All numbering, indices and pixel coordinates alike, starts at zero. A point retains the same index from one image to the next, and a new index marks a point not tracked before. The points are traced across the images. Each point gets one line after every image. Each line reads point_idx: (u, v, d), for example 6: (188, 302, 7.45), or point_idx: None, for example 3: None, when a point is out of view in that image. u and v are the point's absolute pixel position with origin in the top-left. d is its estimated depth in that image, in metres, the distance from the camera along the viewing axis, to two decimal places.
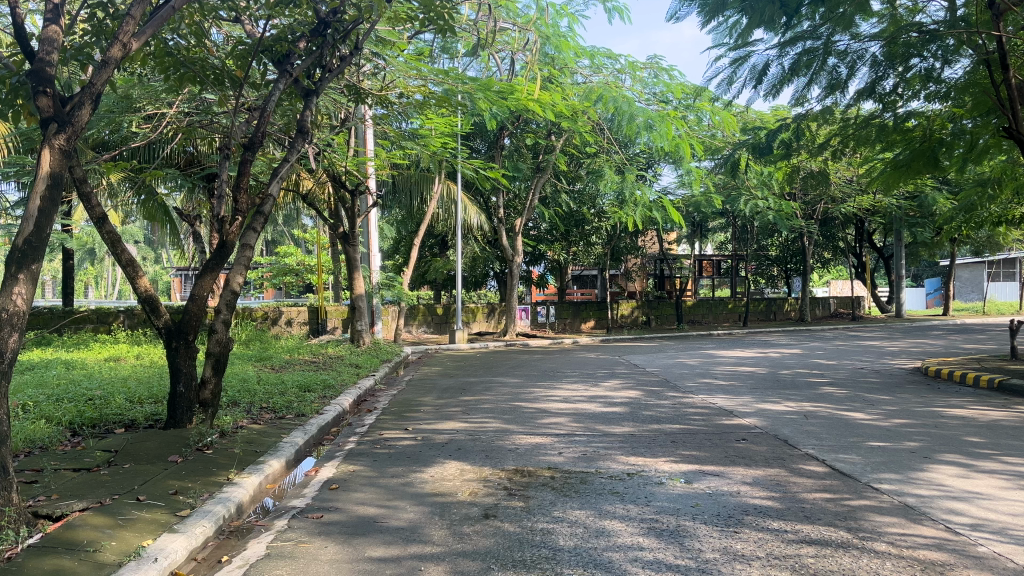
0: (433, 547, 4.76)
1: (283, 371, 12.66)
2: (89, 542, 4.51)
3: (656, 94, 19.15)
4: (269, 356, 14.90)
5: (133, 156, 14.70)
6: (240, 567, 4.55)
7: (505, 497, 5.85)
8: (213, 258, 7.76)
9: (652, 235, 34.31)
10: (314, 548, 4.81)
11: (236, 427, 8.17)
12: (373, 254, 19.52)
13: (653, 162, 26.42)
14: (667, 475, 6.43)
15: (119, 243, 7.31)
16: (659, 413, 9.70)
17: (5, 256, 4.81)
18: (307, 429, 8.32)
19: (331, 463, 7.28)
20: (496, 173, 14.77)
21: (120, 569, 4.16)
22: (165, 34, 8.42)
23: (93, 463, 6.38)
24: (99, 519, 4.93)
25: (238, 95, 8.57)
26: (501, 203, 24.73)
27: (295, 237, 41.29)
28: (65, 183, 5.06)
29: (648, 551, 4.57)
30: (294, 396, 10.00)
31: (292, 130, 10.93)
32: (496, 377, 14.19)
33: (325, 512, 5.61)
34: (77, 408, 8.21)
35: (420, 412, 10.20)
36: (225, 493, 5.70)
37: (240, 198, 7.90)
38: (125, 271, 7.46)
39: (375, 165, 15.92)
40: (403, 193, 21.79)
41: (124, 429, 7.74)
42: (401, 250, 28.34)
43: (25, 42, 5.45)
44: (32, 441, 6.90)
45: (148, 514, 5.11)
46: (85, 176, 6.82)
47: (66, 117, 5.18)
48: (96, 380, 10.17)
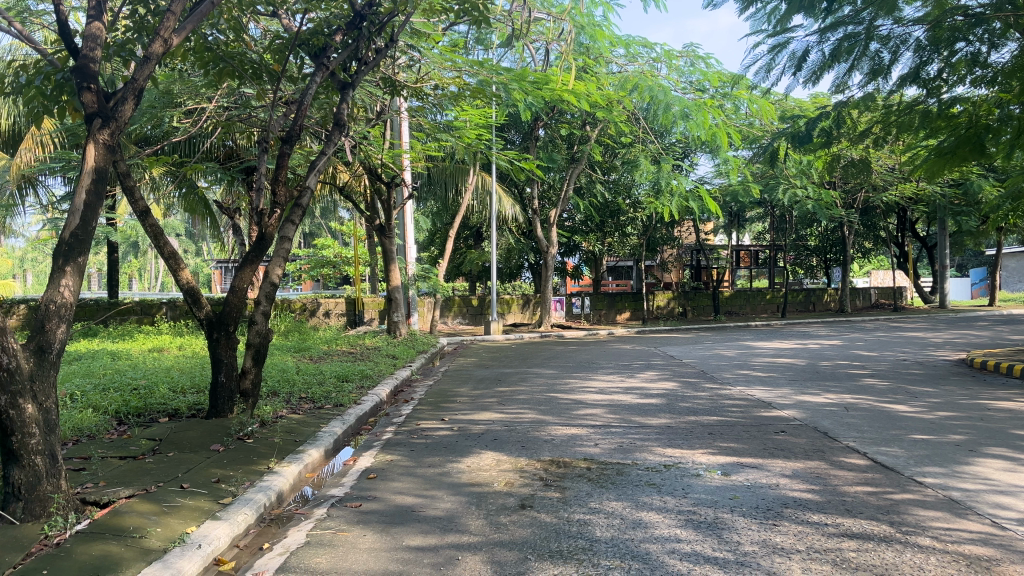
0: (470, 536, 4.79)
1: (322, 362, 12.80)
2: (135, 529, 4.62)
3: (692, 82, 18.91)
4: (308, 347, 15.12)
5: (175, 150, 14.95)
6: (281, 555, 4.62)
7: (541, 486, 5.86)
8: (253, 250, 7.81)
9: (688, 226, 34.00)
10: (353, 537, 4.87)
11: (276, 417, 8.30)
12: (409, 246, 19.63)
13: (690, 152, 26.17)
14: (705, 467, 6.38)
15: (161, 236, 7.43)
16: (697, 405, 9.63)
17: (53, 250, 4.93)
18: (345, 419, 8.42)
19: (369, 452, 7.35)
20: (531, 164, 14.73)
21: (166, 555, 4.25)
22: (204, 29, 8.55)
23: (139, 451, 6.53)
24: (145, 506, 5.05)
25: (276, 88, 8.62)
26: (536, 194, 24.65)
27: (331, 230, 41.72)
28: (110, 177, 5.16)
29: (686, 543, 4.55)
30: (332, 387, 10.13)
31: (328, 122, 11.04)
32: (532, 368, 14.21)
33: (364, 502, 5.67)
34: (123, 398, 8.40)
35: (456, 402, 10.28)
36: (266, 481, 5.80)
37: (278, 191, 7.98)
38: (167, 263, 7.59)
39: (411, 157, 16.01)
40: (438, 185, 21.87)
41: (167, 418, 7.90)
42: (436, 242, 28.49)
43: (69, 39, 5.56)
44: (80, 429, 7.08)
45: (192, 502, 5.21)
46: (129, 170, 6.93)
47: (110, 113, 5.27)
48: (141, 371, 10.40)
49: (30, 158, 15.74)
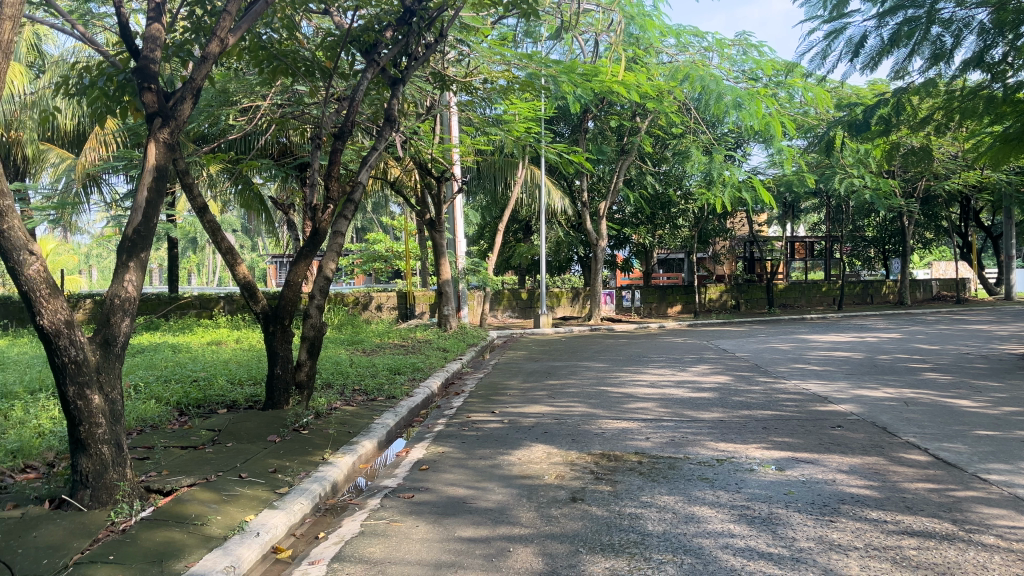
0: (521, 529, 4.81)
1: (374, 355, 12.98)
2: (197, 516, 4.76)
3: (745, 71, 18.59)
4: (361, 340, 15.35)
5: (231, 147, 15.29)
6: (335, 544, 4.71)
7: (592, 480, 5.85)
8: (307, 245, 7.94)
9: (740, 217, 33.51)
10: (406, 527, 4.93)
11: (330, 409, 8.45)
12: (459, 240, 19.73)
13: (743, 142, 25.74)
14: (759, 461, 6.29)
15: (218, 232, 7.61)
16: (750, 399, 9.49)
17: (117, 246, 5.11)
18: (397, 411, 8.52)
19: (421, 444, 7.43)
20: (581, 157, 14.67)
21: (226, 542, 4.37)
22: (258, 29, 8.71)
23: (199, 441, 6.72)
24: (206, 494, 5.19)
25: (329, 85, 8.74)
26: (586, 186, 24.54)
27: (382, 225, 42.20)
28: (171, 175, 5.30)
29: (740, 538, 4.49)
30: (384, 379, 10.26)
31: (379, 118, 11.16)
32: (582, 362, 14.18)
33: (416, 493, 5.74)
34: (184, 390, 8.65)
35: (507, 395, 10.32)
36: (321, 472, 5.91)
37: (331, 187, 8.10)
38: (225, 258, 7.77)
39: (461, 151, 16.08)
40: (487, 178, 21.94)
41: (226, 409, 8.11)
42: (486, 235, 28.60)
43: (130, 40, 5.71)
44: (144, 420, 7.31)
45: (250, 491, 5.35)
46: (188, 168, 7.12)
47: (169, 112, 5.41)
48: (201, 363, 10.69)
49: (95, 157, 16.29)
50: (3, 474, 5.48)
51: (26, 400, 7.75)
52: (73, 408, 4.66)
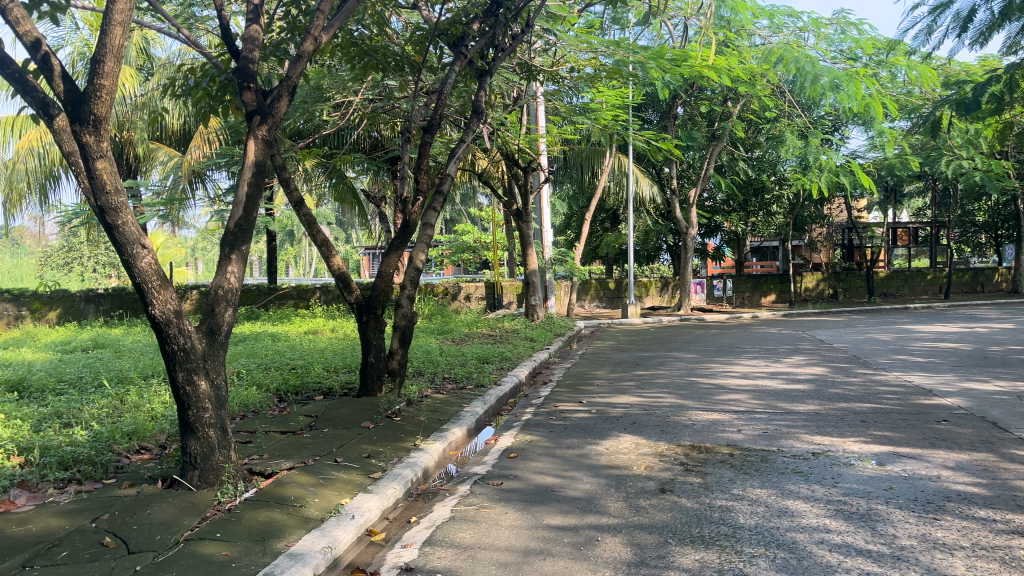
0: (610, 518, 4.80)
1: (463, 344, 13.16)
2: (296, 498, 4.96)
3: (843, 51, 17.85)
4: (450, 329, 15.59)
5: (326, 143, 15.75)
6: (427, 528, 4.83)
7: (682, 471, 5.79)
8: (398, 236, 8.12)
9: (839, 203, 32.27)
10: (496, 514, 5.00)
11: (421, 396, 8.63)
12: (546, 230, 19.75)
13: (841, 125, 24.76)
14: (857, 456, 6.08)
15: (314, 224, 7.87)
16: (848, 391, 9.16)
17: (220, 239, 5.36)
18: (486, 399, 8.63)
19: (509, 432, 7.51)
20: (670, 144, 14.42)
21: (323, 524, 4.55)
22: (350, 26, 8.93)
23: (298, 427, 6.98)
24: (304, 477, 5.40)
25: (418, 79, 8.88)
26: (675, 174, 24.13)
27: (471, 215, 42.62)
28: (269, 170, 5.51)
29: (836, 534, 4.36)
30: (473, 368, 10.41)
31: (467, 110, 11.27)
32: (672, 352, 13.99)
33: (505, 480, 5.81)
34: (283, 377, 9.00)
35: (595, 385, 10.30)
36: (412, 458, 6.05)
37: (421, 179, 8.24)
38: (320, 251, 8.02)
39: (548, 141, 16.07)
40: (575, 168, 21.87)
41: (322, 396, 8.40)
42: (573, 225, 28.52)
43: (230, 42, 5.96)
44: (246, 405, 7.65)
45: (345, 475, 5.53)
46: (284, 163, 7.37)
47: (267, 110, 5.62)
48: (299, 351, 11.09)
49: (199, 154, 17.12)
50: (119, 455, 5.84)
51: (139, 386, 8.22)
52: (181, 393, 4.92)
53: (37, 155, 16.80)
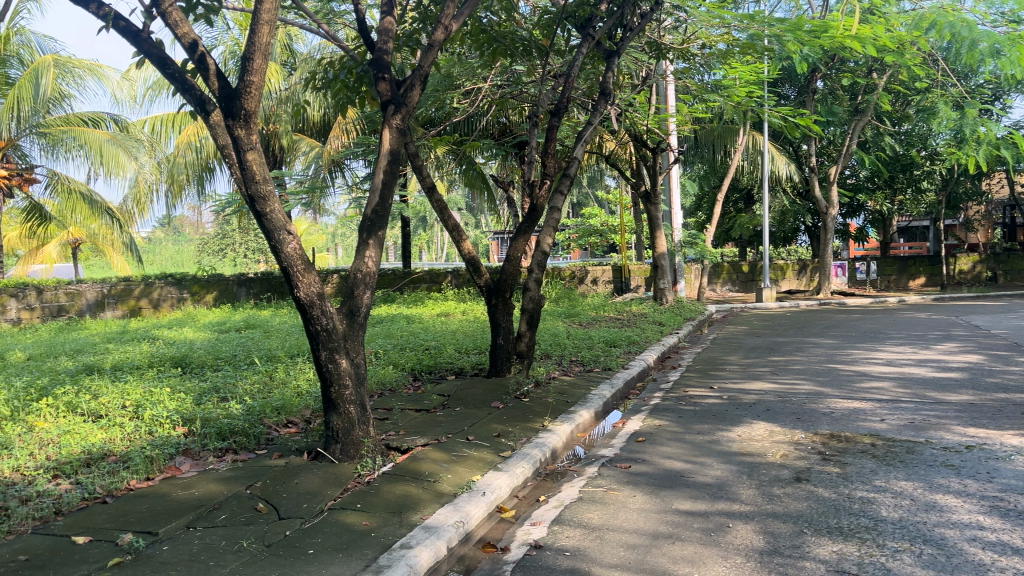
0: (741, 505, 4.70)
1: (591, 328, 13.16)
2: (430, 473, 5.16)
3: (1006, 12, 16.39)
4: (578, 313, 15.63)
5: (456, 129, 16.10)
6: (556, 508, 4.90)
7: (819, 461, 5.58)
8: (526, 221, 8.20)
9: (999, 178, 29.80)
10: (624, 496, 5.01)
11: (549, 378, 8.73)
12: (676, 211, 19.38)
13: (1002, 93, 22.81)
14: (1017, 450, 5.64)
15: (445, 210, 8.08)
16: (1007, 381, 8.50)
17: (358, 226, 5.61)
18: (614, 382, 8.62)
19: (637, 416, 7.46)
20: (808, 120, 13.77)
21: (456, 499, 4.70)
22: (479, 13, 9.05)
23: (431, 405, 7.24)
24: (438, 454, 5.60)
25: (545, 63, 8.89)
26: (814, 151, 23.03)
27: (598, 198, 42.40)
28: (403, 158, 5.71)
29: (991, 531, 4.08)
30: (601, 351, 10.40)
31: (595, 92, 11.21)
32: (810, 338, 13.43)
33: (634, 463, 5.80)
34: (417, 357, 9.34)
35: (727, 370, 10.06)
36: (541, 438, 6.14)
37: (548, 163, 8.28)
38: (451, 235, 8.23)
39: (678, 121, 15.72)
40: (706, 147, 21.32)
41: (454, 376, 8.66)
42: (704, 206, 27.82)
43: (366, 34, 6.20)
44: (383, 383, 7.99)
45: (476, 453, 5.69)
46: (417, 151, 7.61)
47: (401, 99, 5.82)
48: (432, 333, 11.46)
49: (338, 144, 17.96)
50: (270, 428, 6.25)
51: (286, 363, 8.77)
52: (325, 370, 5.21)
53: (194, 149, 18.07)
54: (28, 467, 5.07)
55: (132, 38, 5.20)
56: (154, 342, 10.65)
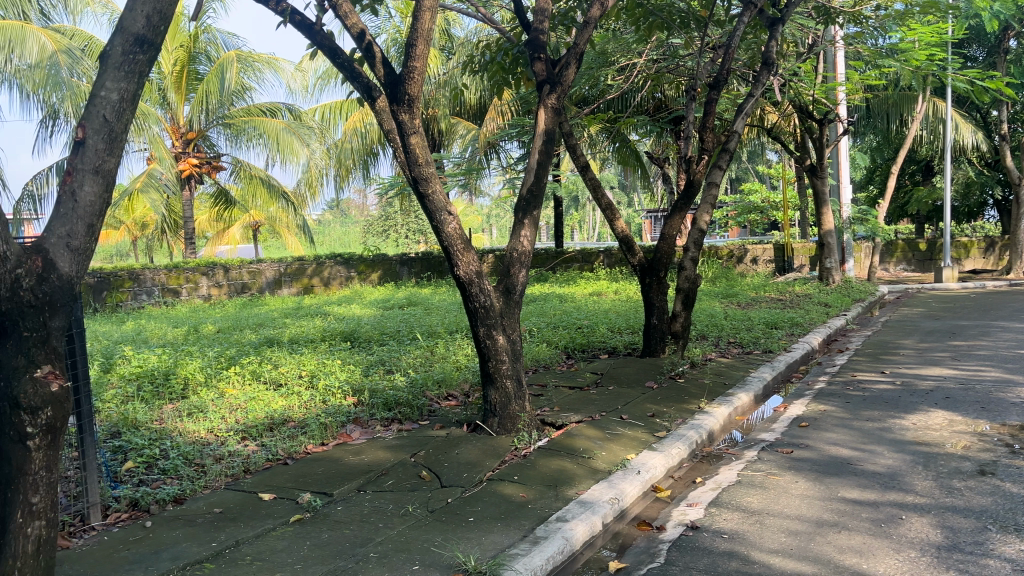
0: (916, 497, 4.42)
1: (750, 308, 12.73)
2: (584, 450, 5.21)
3: None
4: (736, 292, 15.14)
5: (610, 107, 15.96)
6: (712, 490, 4.81)
7: (1007, 454, 5.13)
8: (681, 198, 8.04)
9: None
10: (785, 482, 4.84)
11: (705, 359, 8.55)
12: (844, 186, 18.27)
13: None
14: None
15: (599, 188, 8.07)
16: None
17: (514, 206, 5.72)
18: (774, 365, 8.32)
19: (800, 401, 7.17)
20: (999, 82, 12.52)
21: (610, 476, 4.73)
22: None
23: (585, 383, 7.29)
24: (592, 431, 5.65)
25: (703, 35, 8.61)
26: (1005, 117, 20.94)
27: (759, 174, 40.68)
28: (558, 138, 5.75)
29: None
30: (761, 333, 10.05)
31: (756, 63, 10.74)
32: (998, 322, 12.31)
33: (796, 449, 5.58)
34: (571, 335, 9.42)
35: (900, 354, 9.43)
36: (697, 420, 6.03)
37: (706, 138, 8.05)
38: (605, 214, 8.21)
39: (848, 89, 14.76)
40: (879, 117, 19.92)
41: (607, 355, 8.67)
42: (877, 180, 26.04)
43: (522, 15, 6.27)
44: (538, 360, 8.14)
45: (630, 432, 5.68)
46: (571, 130, 7.63)
47: (556, 78, 5.85)
48: (585, 311, 11.50)
49: (494, 126, 18.28)
50: (431, 400, 6.55)
51: (446, 339, 9.12)
52: (483, 346, 5.38)
53: (360, 134, 19.02)
54: (221, 429, 5.59)
55: (306, 31, 5.53)
56: (326, 317, 11.38)
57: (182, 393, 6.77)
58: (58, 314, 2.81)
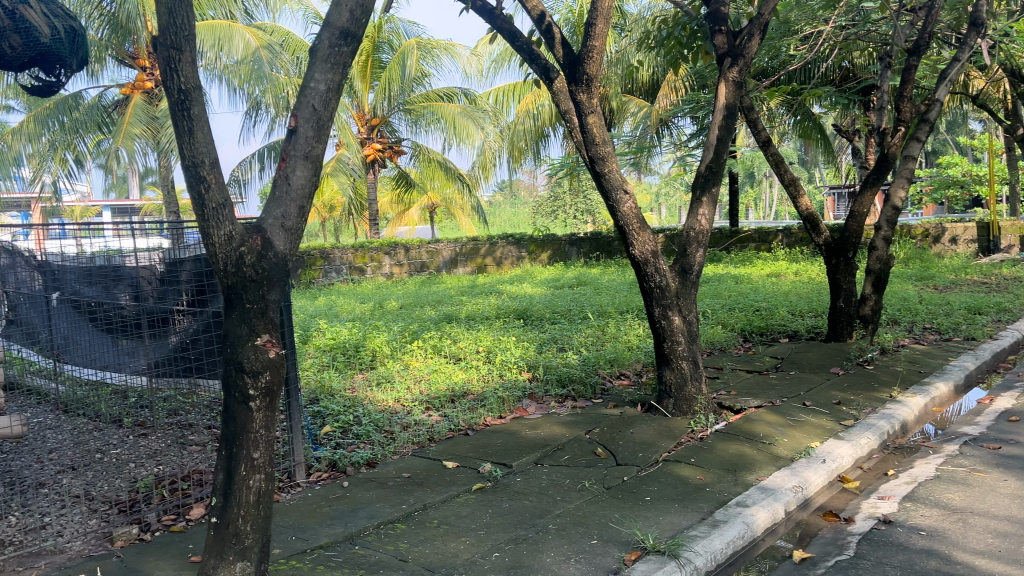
0: None
1: (949, 292, 11.71)
2: (765, 436, 5.06)
3: None
4: (933, 275, 13.97)
5: (791, 79, 15.14)
6: (907, 484, 4.52)
7: None
8: (873, 173, 7.52)
9: None
10: (992, 480, 4.46)
11: (897, 346, 8.00)
12: None
13: None
14: None
15: (781, 164, 7.72)
16: None
17: (692, 183, 5.61)
18: (978, 354, 7.64)
19: (1009, 393, 6.55)
20: None
21: (794, 464, 4.57)
22: None
23: (764, 366, 7.05)
24: (773, 416, 5.47)
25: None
26: None
27: (960, 145, 37.14)
28: (740, 112, 5.55)
29: None
30: (962, 319, 9.24)
31: (963, 23, 9.78)
32: None
33: (1004, 445, 5.12)
34: (748, 317, 9.12)
35: None
36: (889, 409, 5.68)
37: (903, 108, 7.47)
38: (787, 191, 7.85)
39: None
40: None
41: (787, 338, 8.32)
42: None
43: None
44: (713, 342, 7.96)
45: (815, 419, 5.44)
46: (752, 104, 7.34)
47: (738, 50, 5.64)
48: (763, 293, 11.07)
49: (667, 102, 17.89)
50: (604, 378, 6.59)
51: (617, 319, 9.10)
52: (658, 326, 5.34)
53: (532, 116, 19.26)
54: (407, 398, 5.93)
55: (488, 16, 5.67)
56: (500, 295, 11.69)
57: (371, 364, 7.23)
58: (275, 288, 3.07)
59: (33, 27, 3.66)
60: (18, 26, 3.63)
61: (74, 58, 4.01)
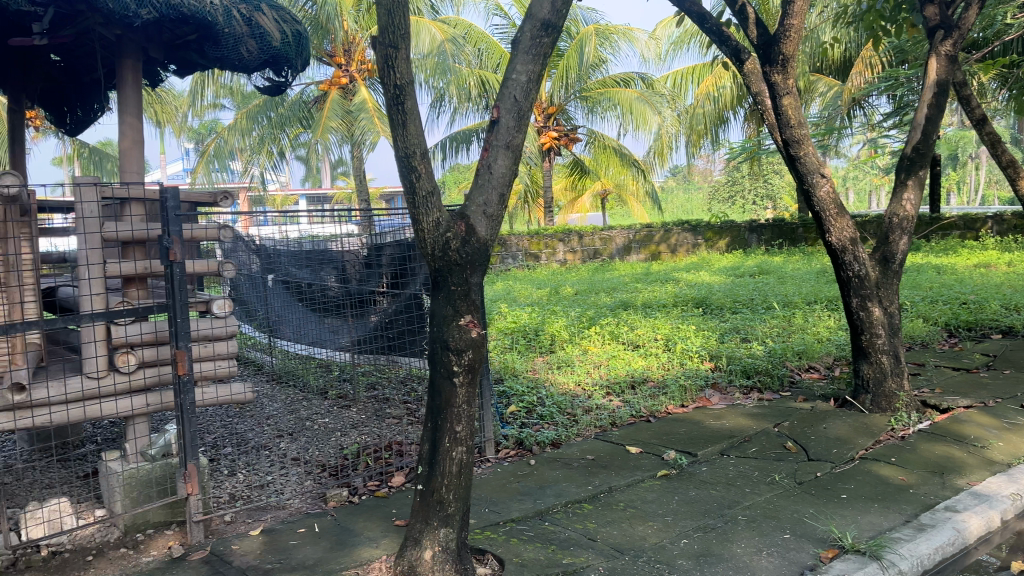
0: None
1: None
2: (976, 438, 4.68)
3: None
4: None
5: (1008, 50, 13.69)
6: None
7: None
8: None
9: None
10: None
11: None
12: None
13: None
14: None
15: (999, 144, 7.06)
16: None
17: (895, 165, 5.27)
18: None
19: None
20: None
21: (1011, 470, 4.21)
22: None
23: (973, 364, 6.51)
24: (985, 418, 5.05)
25: None
26: None
27: None
28: (953, 89, 5.16)
29: None
30: None
31: None
32: None
33: None
34: (953, 311, 8.42)
35: None
36: None
37: None
38: (1006, 173, 7.16)
39: None
40: None
41: (1000, 335, 7.62)
42: None
43: None
44: (913, 337, 7.44)
45: None
46: (966, 79, 6.76)
47: (952, 22, 5.22)
48: (970, 285, 10.17)
49: (860, 81, 16.77)
50: (792, 370, 6.36)
51: (804, 310, 8.70)
52: (856, 317, 5.08)
53: (712, 99, 18.70)
54: (587, 382, 6.02)
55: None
56: (677, 283, 11.50)
57: (550, 347, 7.38)
58: (477, 271, 3.23)
59: (266, 32, 4.02)
60: (255, 32, 3.99)
61: (297, 59, 4.38)
